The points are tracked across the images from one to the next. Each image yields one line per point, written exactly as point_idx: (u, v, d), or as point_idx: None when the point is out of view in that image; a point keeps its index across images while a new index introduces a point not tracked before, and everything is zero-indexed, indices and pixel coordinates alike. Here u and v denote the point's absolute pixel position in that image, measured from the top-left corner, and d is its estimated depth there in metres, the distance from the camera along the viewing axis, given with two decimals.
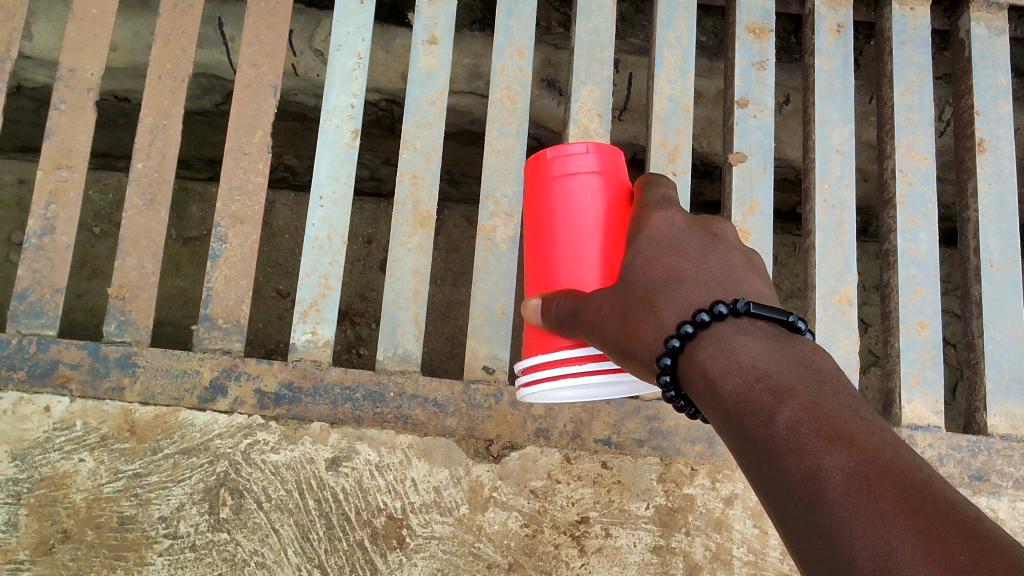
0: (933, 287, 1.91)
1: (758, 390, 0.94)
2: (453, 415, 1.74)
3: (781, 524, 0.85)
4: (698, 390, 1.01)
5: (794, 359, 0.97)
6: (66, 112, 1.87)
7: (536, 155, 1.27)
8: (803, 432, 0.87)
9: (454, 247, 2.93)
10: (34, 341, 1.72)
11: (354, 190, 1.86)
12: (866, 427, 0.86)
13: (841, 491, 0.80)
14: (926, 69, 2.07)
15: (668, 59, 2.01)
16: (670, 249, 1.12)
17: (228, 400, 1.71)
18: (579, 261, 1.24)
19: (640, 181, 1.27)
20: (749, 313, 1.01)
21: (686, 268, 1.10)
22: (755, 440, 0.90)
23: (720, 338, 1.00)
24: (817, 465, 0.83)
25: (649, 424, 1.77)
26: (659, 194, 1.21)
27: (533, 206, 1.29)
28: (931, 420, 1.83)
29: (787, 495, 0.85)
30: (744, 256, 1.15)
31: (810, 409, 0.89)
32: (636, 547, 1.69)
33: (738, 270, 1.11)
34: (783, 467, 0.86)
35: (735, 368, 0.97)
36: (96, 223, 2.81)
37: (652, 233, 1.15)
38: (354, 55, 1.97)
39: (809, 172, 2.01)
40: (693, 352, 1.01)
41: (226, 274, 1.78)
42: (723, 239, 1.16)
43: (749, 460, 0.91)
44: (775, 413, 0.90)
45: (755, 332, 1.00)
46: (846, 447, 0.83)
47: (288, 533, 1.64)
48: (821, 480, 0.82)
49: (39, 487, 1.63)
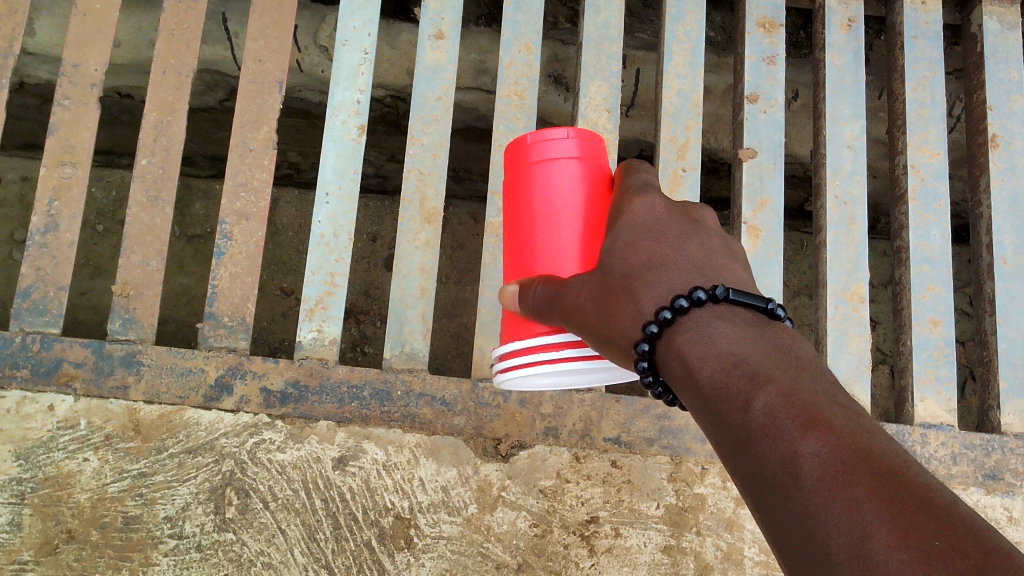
0: (945, 285, 1.89)
1: (736, 376, 0.91)
2: (461, 414, 1.72)
3: (758, 511, 0.83)
4: (675, 376, 0.98)
5: (773, 345, 0.95)
6: (69, 108, 1.85)
7: (515, 140, 1.23)
8: (779, 418, 0.84)
9: (459, 245, 2.91)
10: (38, 339, 1.70)
11: (360, 186, 1.85)
12: (843, 415, 0.84)
13: (817, 477, 0.78)
14: (938, 63, 2.05)
15: (676, 54, 1.99)
16: (649, 234, 1.10)
17: (233, 399, 1.69)
18: (558, 248, 1.20)
19: (620, 167, 1.24)
20: (728, 299, 0.98)
21: (665, 253, 1.07)
22: (732, 427, 0.88)
23: (699, 324, 0.97)
24: (792, 450, 0.81)
25: (659, 423, 1.75)
26: (641, 179, 1.19)
27: (511, 192, 1.25)
28: (944, 418, 1.81)
29: (762, 482, 0.83)
30: (724, 243, 1.13)
31: (786, 396, 0.87)
32: (646, 547, 1.68)
33: (718, 257, 1.09)
34: (759, 454, 0.84)
35: (714, 354, 0.94)
36: (100, 220, 2.80)
37: (632, 218, 1.12)
38: (360, 50, 1.95)
39: (819, 168, 1.99)
40: (671, 339, 0.99)
41: (231, 271, 1.77)
42: (704, 226, 1.14)
43: (725, 447, 0.89)
44: (752, 400, 0.88)
45: (734, 318, 0.98)
46: (822, 433, 0.81)
47: (294, 533, 1.62)
48: (797, 467, 0.80)
49: (43, 487, 1.61)
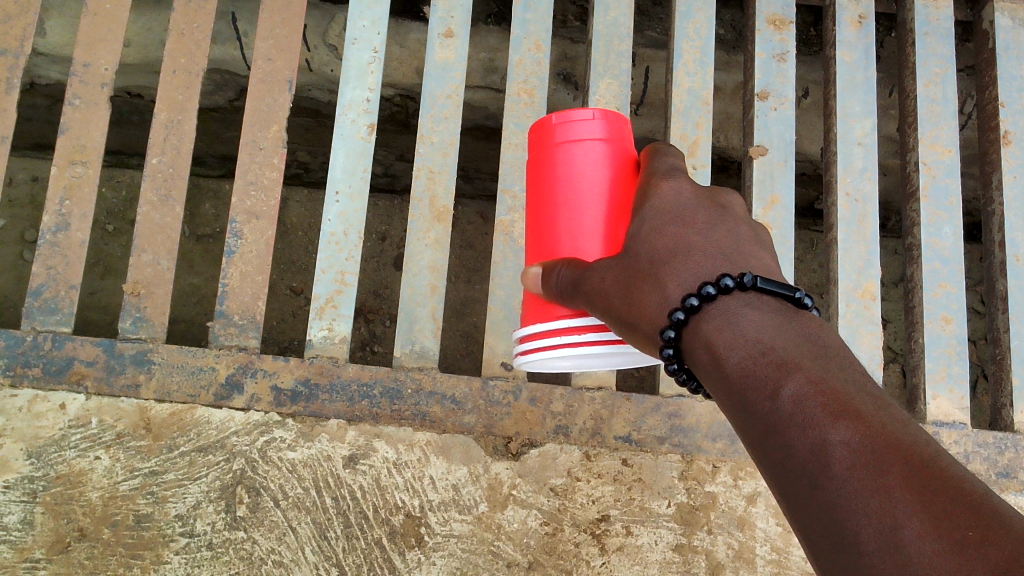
0: (957, 282, 1.88)
1: (764, 364, 0.91)
2: (471, 412, 1.72)
3: (785, 499, 0.83)
4: (701, 363, 0.98)
5: (800, 334, 0.95)
6: (80, 107, 1.86)
7: (540, 121, 1.23)
8: (808, 406, 0.84)
9: (468, 244, 2.91)
10: (49, 338, 1.70)
11: (370, 185, 1.85)
12: (872, 403, 0.84)
13: (847, 466, 0.78)
14: (950, 60, 2.04)
15: (686, 52, 1.99)
16: (676, 220, 1.10)
17: (244, 397, 1.69)
18: (581, 229, 1.20)
19: (645, 151, 1.24)
20: (756, 287, 0.98)
21: (692, 240, 1.07)
22: (759, 414, 0.88)
23: (726, 311, 0.97)
24: (822, 439, 0.81)
25: (670, 421, 1.75)
26: (667, 163, 1.18)
27: (534, 173, 1.25)
28: (956, 417, 1.80)
29: (790, 470, 0.83)
30: (751, 230, 1.13)
31: (815, 384, 0.87)
32: (657, 545, 1.67)
33: (745, 245, 1.08)
34: (788, 442, 0.84)
35: (741, 342, 0.94)
36: (110, 220, 2.80)
37: (658, 203, 1.12)
38: (369, 49, 1.95)
39: (830, 165, 1.98)
40: (697, 325, 0.98)
41: (241, 270, 1.77)
42: (730, 212, 1.13)
43: (753, 434, 0.89)
44: (781, 387, 0.88)
45: (762, 305, 0.97)
46: (852, 422, 0.81)
47: (305, 532, 1.62)
48: (826, 455, 0.80)
49: (54, 485, 1.62)
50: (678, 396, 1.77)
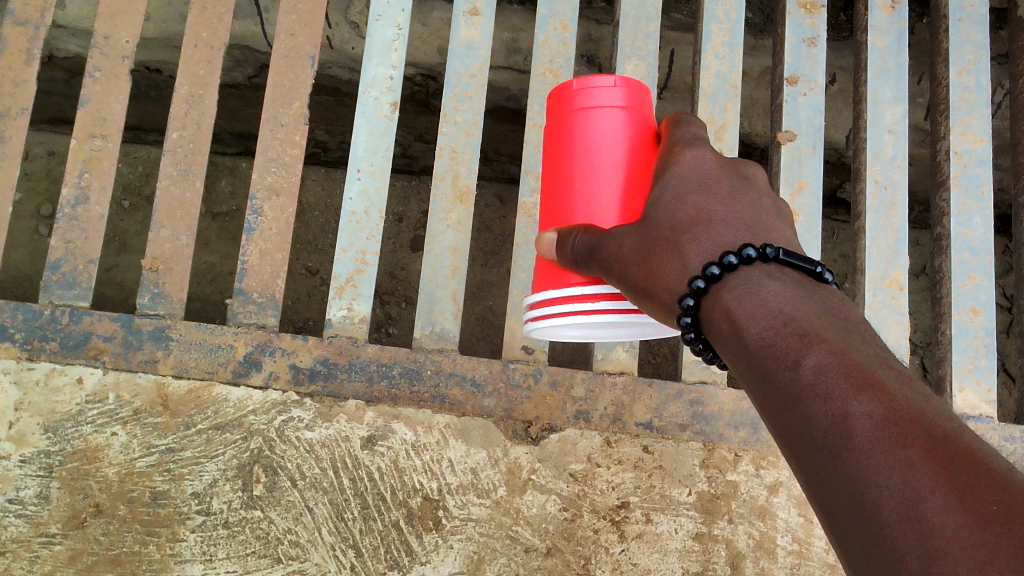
0: (987, 273, 1.85)
1: (785, 334, 0.89)
2: (491, 396, 1.70)
3: (802, 471, 0.81)
4: (719, 332, 0.96)
5: (821, 307, 0.93)
6: (101, 80, 1.84)
7: (560, 86, 1.21)
8: (830, 377, 0.82)
9: (485, 227, 2.89)
10: (67, 312, 1.69)
11: (391, 163, 1.82)
12: (895, 378, 0.82)
13: (869, 438, 0.76)
14: (984, 47, 2.00)
15: (715, 35, 1.96)
16: (699, 188, 1.07)
17: (262, 375, 1.68)
18: (597, 197, 1.17)
19: (667, 120, 1.21)
20: (778, 259, 0.96)
21: (714, 209, 1.05)
22: (779, 385, 0.86)
23: (748, 282, 0.95)
24: (844, 410, 0.79)
25: (692, 408, 1.73)
26: (690, 132, 1.16)
27: (551, 139, 1.23)
28: (982, 410, 1.77)
29: (809, 441, 0.81)
30: (774, 203, 1.11)
31: (839, 356, 0.85)
32: (677, 534, 1.65)
33: (768, 217, 1.06)
34: (808, 413, 0.82)
35: (762, 311, 0.92)
36: (126, 196, 2.79)
37: (681, 170, 1.09)
38: (393, 26, 1.93)
39: (859, 153, 1.95)
40: (718, 295, 0.96)
41: (261, 247, 1.74)
42: (753, 183, 1.11)
43: (770, 405, 0.87)
44: (802, 358, 0.86)
45: (783, 278, 0.96)
46: (875, 394, 0.79)
47: (322, 512, 1.61)
48: (848, 426, 0.78)
49: (71, 460, 1.60)
50: (700, 383, 1.75)
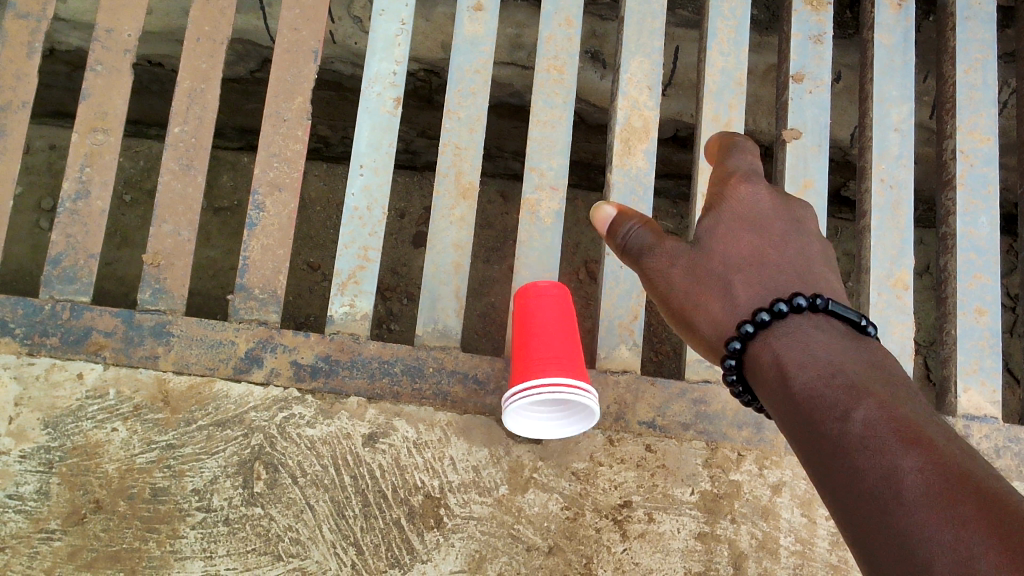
0: (993, 273, 1.84)
1: (833, 388, 0.93)
2: (494, 394, 1.69)
3: (848, 524, 0.82)
4: (765, 377, 1.03)
5: (865, 364, 0.99)
6: (102, 74, 1.82)
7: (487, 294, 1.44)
8: (880, 432, 0.85)
9: (488, 223, 2.88)
10: (67, 307, 1.68)
11: (394, 159, 1.81)
12: (944, 434, 0.84)
13: (919, 493, 0.77)
14: (991, 46, 1.99)
15: (720, 31, 1.95)
16: (753, 228, 1.18)
17: (263, 371, 1.67)
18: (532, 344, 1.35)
19: (723, 141, 1.30)
20: (826, 310, 1.05)
21: (769, 254, 1.16)
22: (828, 437, 0.89)
23: (795, 331, 1.04)
24: (894, 466, 0.80)
25: (695, 407, 1.72)
26: (747, 164, 1.26)
27: None
28: (987, 410, 1.76)
29: (858, 493, 0.82)
30: (820, 247, 1.22)
31: (886, 411, 0.87)
32: (680, 533, 1.65)
33: (816, 263, 1.18)
34: (857, 466, 0.83)
35: (811, 363, 0.99)
36: (127, 190, 2.78)
37: (738, 205, 1.20)
38: (397, 21, 1.92)
39: (864, 151, 1.94)
40: (765, 339, 1.05)
41: (263, 243, 1.73)
42: (804, 226, 1.22)
43: (818, 458, 0.89)
44: (851, 412, 0.89)
45: (830, 329, 1.04)
46: (924, 451, 0.80)
47: (322, 510, 1.60)
48: (898, 480, 0.79)
49: (70, 456, 1.60)
50: (703, 381, 1.74)
